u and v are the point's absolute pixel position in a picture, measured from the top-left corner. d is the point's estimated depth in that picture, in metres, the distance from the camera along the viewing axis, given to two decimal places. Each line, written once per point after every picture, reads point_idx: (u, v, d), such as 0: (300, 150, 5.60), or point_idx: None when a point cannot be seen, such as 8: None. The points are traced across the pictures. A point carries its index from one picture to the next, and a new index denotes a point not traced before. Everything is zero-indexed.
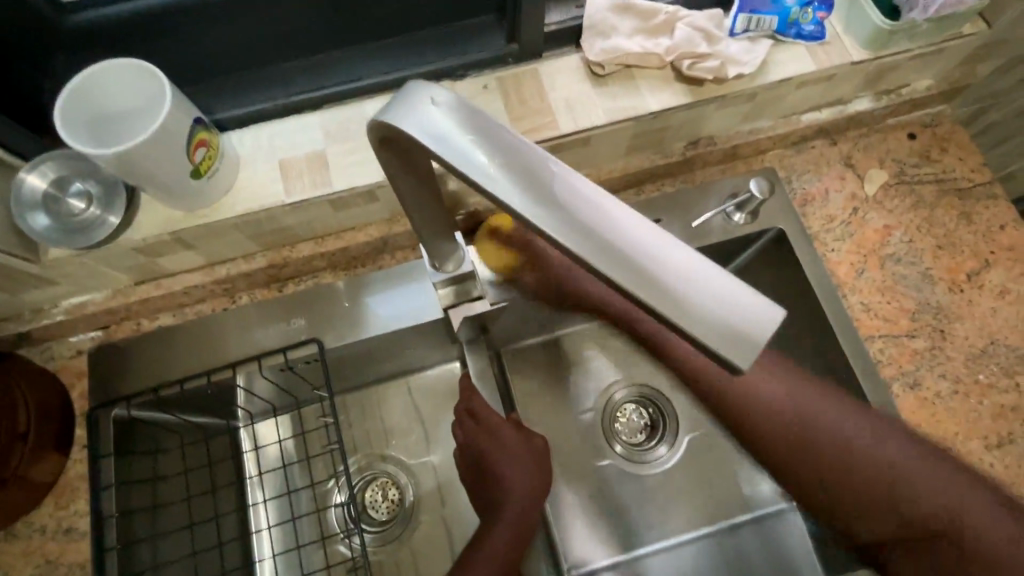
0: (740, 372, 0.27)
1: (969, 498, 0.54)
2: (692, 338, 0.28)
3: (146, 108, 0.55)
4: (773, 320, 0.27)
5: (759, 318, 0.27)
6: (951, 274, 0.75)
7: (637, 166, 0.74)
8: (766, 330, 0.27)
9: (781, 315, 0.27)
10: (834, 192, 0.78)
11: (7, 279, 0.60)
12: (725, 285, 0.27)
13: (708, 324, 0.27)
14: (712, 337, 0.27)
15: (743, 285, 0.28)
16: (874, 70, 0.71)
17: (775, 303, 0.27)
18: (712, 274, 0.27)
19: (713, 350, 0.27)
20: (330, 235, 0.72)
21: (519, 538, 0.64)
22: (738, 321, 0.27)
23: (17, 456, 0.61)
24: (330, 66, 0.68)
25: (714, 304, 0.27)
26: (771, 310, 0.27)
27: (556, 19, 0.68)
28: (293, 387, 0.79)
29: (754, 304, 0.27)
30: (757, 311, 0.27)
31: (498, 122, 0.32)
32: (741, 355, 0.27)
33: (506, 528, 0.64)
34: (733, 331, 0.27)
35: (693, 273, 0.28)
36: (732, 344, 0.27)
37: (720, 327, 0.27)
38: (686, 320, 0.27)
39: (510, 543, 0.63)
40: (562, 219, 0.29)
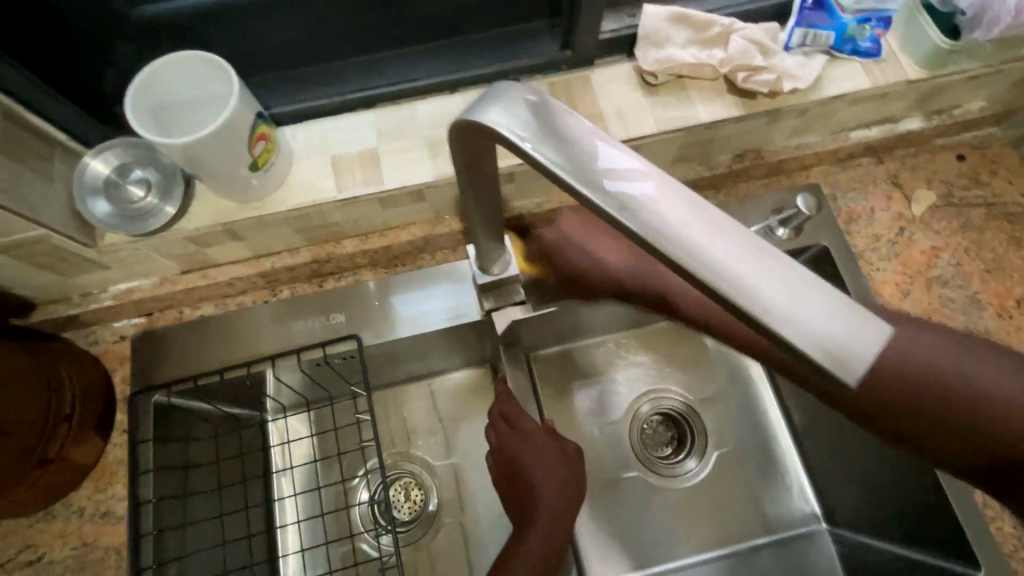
0: (841, 387, 0.27)
1: None
2: (792, 350, 0.27)
3: (213, 99, 0.56)
4: (878, 336, 0.27)
5: (863, 334, 0.27)
6: (1000, 299, 0.73)
7: (682, 176, 0.74)
8: (869, 348, 0.26)
9: (885, 331, 0.27)
10: (879, 211, 0.77)
11: (62, 262, 0.61)
12: (825, 296, 0.27)
13: (810, 336, 0.26)
14: (817, 350, 0.26)
15: (845, 299, 0.27)
16: (929, 89, 0.70)
17: (879, 319, 0.27)
18: (814, 284, 0.27)
19: (816, 363, 0.27)
20: (374, 233, 0.73)
21: (554, 547, 0.63)
22: (842, 334, 0.26)
23: (62, 438, 0.62)
24: (384, 66, 0.69)
25: (817, 316, 0.27)
26: (876, 327, 0.27)
27: (610, 26, 0.68)
28: (325, 382, 0.79)
29: (858, 319, 0.27)
30: (860, 325, 0.27)
31: (587, 126, 0.32)
32: (845, 370, 0.26)
33: (541, 535, 0.63)
34: (837, 345, 0.26)
35: (794, 283, 0.27)
36: (836, 358, 0.26)
37: (825, 339, 0.26)
38: (790, 332, 0.27)
39: (546, 551, 0.63)
40: (658, 222, 0.29)
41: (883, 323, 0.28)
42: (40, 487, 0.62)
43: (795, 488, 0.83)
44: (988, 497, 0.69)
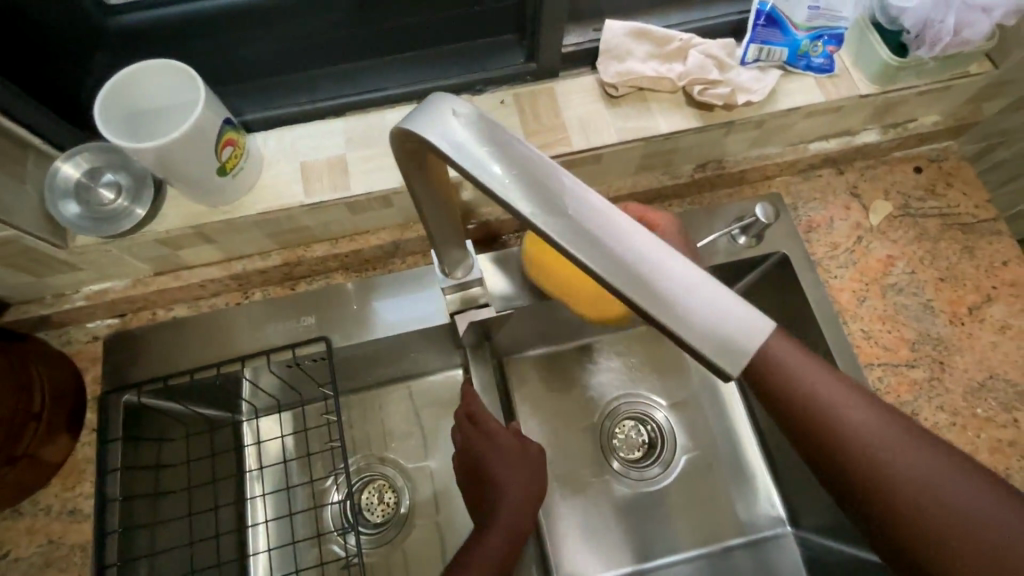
0: (732, 380, 0.29)
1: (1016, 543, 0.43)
2: (687, 346, 0.29)
3: (182, 106, 0.58)
4: (763, 332, 0.29)
5: (752, 330, 0.29)
6: (952, 307, 0.75)
7: (646, 185, 0.76)
8: (756, 344, 0.29)
9: (770, 328, 0.29)
10: (838, 220, 0.80)
11: (34, 262, 0.62)
12: (719, 297, 0.29)
13: (703, 334, 0.29)
14: (707, 345, 0.28)
15: (738, 299, 0.29)
16: (882, 104, 0.73)
17: (766, 318, 0.29)
18: (708, 286, 0.29)
19: (709, 359, 0.29)
20: (346, 237, 0.74)
21: (512, 545, 0.64)
22: (732, 332, 0.29)
23: (30, 436, 0.63)
24: (355, 75, 0.71)
25: (710, 316, 0.29)
26: (762, 325, 0.29)
27: (574, 41, 0.70)
28: (298, 384, 0.80)
29: (748, 318, 0.29)
30: (749, 323, 0.29)
31: (512, 136, 0.34)
32: (733, 365, 0.29)
33: (500, 533, 0.64)
34: (727, 343, 0.29)
35: (691, 284, 0.29)
36: (725, 354, 0.29)
37: (715, 336, 0.29)
38: (684, 328, 0.29)
39: (504, 549, 0.64)
40: (571, 228, 0.31)
41: (774, 321, 0.30)
42: (8, 484, 0.63)
43: (761, 492, 0.85)
44: None
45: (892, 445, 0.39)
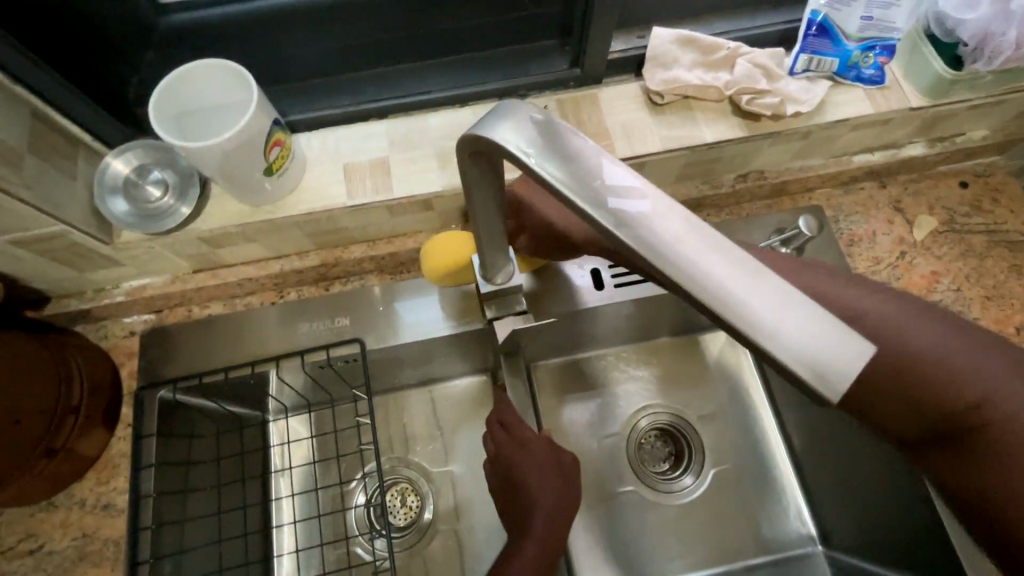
0: (823, 403, 0.28)
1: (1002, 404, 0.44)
2: (776, 365, 0.28)
3: (233, 106, 0.58)
4: (862, 354, 0.27)
5: (848, 353, 0.27)
6: (999, 326, 0.73)
7: (685, 195, 0.75)
8: (854, 367, 0.27)
9: (869, 351, 0.28)
10: (881, 234, 0.78)
11: (78, 257, 0.63)
12: (811, 317, 0.28)
13: (796, 353, 0.27)
14: (801, 366, 0.27)
15: (831, 318, 0.28)
16: (932, 117, 0.71)
17: (864, 339, 0.28)
18: (800, 305, 0.28)
19: (801, 379, 0.28)
20: (382, 239, 0.74)
21: (546, 556, 0.63)
22: (828, 352, 0.27)
23: (69, 429, 0.64)
24: (397, 78, 0.71)
25: (802, 334, 0.28)
26: (861, 346, 0.28)
27: (619, 47, 0.70)
28: (328, 385, 0.80)
29: (843, 338, 0.28)
30: (846, 345, 0.28)
31: (588, 145, 0.34)
32: (829, 387, 0.27)
33: (534, 544, 0.64)
34: (823, 364, 0.27)
35: (781, 302, 0.28)
36: (821, 376, 0.27)
37: (810, 358, 0.27)
38: (775, 348, 0.28)
39: (539, 560, 0.63)
40: (652, 238, 0.30)
41: (870, 344, 0.28)
42: (45, 477, 0.63)
43: (792, 509, 0.83)
44: None
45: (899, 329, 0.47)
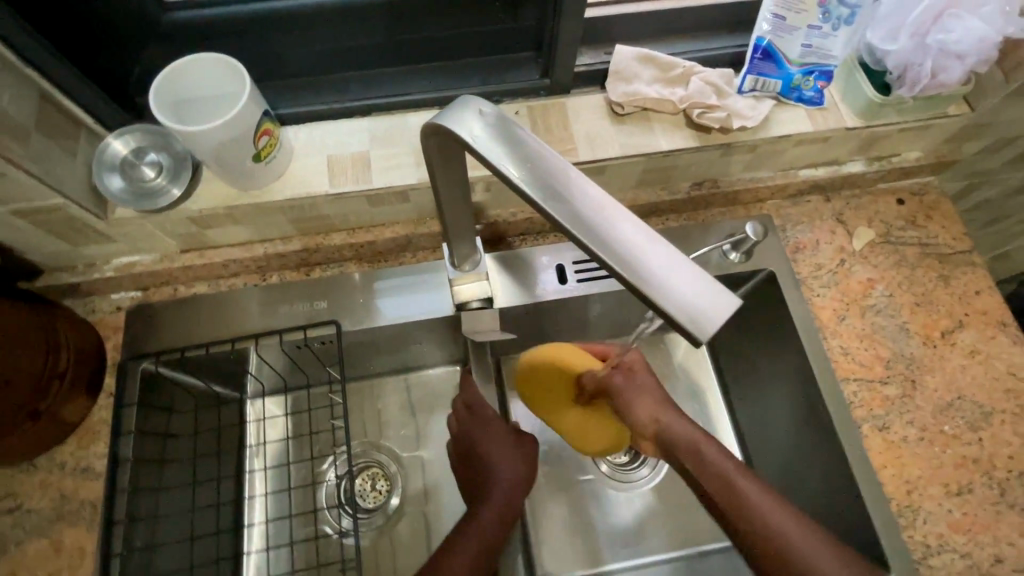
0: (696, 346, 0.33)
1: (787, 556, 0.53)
2: (661, 314, 0.34)
3: (225, 99, 0.63)
4: (729, 305, 0.34)
5: (718, 303, 0.34)
6: (926, 330, 0.80)
7: (645, 199, 0.81)
8: (722, 316, 0.33)
9: (737, 304, 0.34)
10: (824, 243, 0.85)
11: (73, 230, 0.67)
12: (692, 275, 0.34)
13: (677, 303, 0.34)
14: (678, 314, 0.33)
15: (708, 277, 0.34)
16: (867, 137, 0.78)
17: (733, 293, 0.34)
18: (682, 265, 0.35)
19: (680, 326, 0.33)
20: (361, 229, 0.79)
21: (504, 523, 0.68)
22: (700, 303, 0.34)
23: (54, 393, 0.67)
24: (382, 80, 0.76)
25: (683, 289, 0.34)
26: (730, 299, 0.34)
27: (587, 61, 0.76)
28: (307, 367, 0.84)
29: (716, 292, 0.34)
30: (717, 297, 0.34)
31: (528, 134, 0.40)
32: (701, 331, 0.33)
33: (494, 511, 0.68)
34: (697, 312, 0.33)
35: (668, 262, 0.35)
36: (695, 322, 0.33)
37: (687, 308, 0.33)
38: (659, 299, 0.34)
39: (498, 524, 0.67)
40: (571, 212, 0.37)
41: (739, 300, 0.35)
42: (30, 437, 0.66)
43: None
44: (907, 506, 0.71)
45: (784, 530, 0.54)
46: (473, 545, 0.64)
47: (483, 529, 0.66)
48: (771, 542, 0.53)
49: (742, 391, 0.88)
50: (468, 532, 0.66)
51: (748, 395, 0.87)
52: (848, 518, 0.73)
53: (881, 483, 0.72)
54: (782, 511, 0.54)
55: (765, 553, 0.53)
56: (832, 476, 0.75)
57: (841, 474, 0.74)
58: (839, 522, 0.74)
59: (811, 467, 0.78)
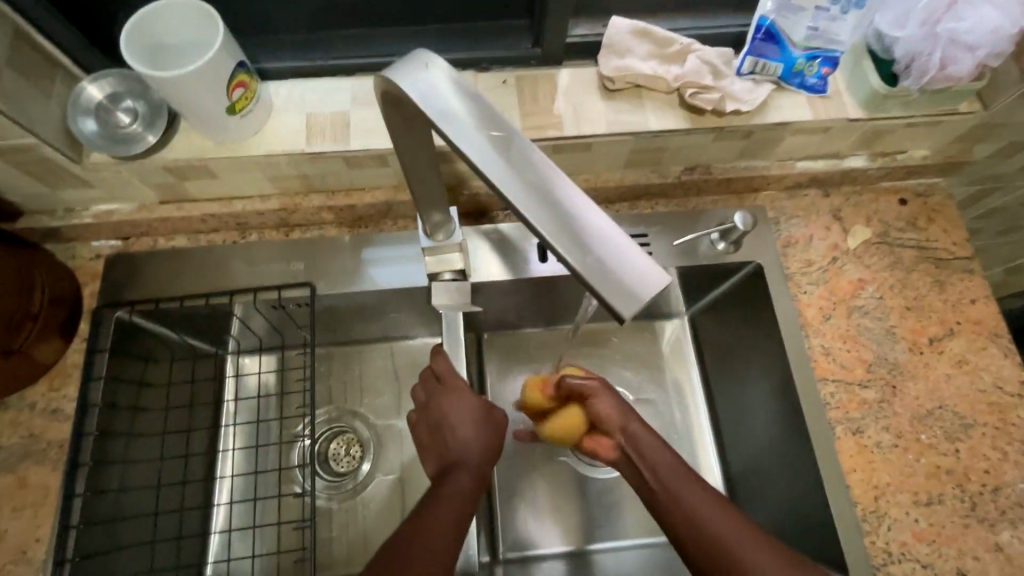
0: (620, 321, 0.34)
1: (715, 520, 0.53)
2: (588, 286, 0.34)
3: (201, 47, 0.62)
4: (658, 282, 0.34)
5: (646, 280, 0.34)
6: (914, 335, 0.78)
7: (634, 180, 0.79)
8: (649, 293, 0.33)
9: (666, 281, 0.34)
10: (817, 239, 0.82)
11: (49, 172, 0.67)
12: (624, 250, 0.34)
13: (604, 277, 0.34)
14: (605, 288, 0.34)
15: (641, 252, 0.34)
16: (869, 130, 0.75)
17: (663, 270, 0.34)
18: (615, 238, 0.35)
19: (606, 301, 0.34)
20: (341, 192, 0.78)
21: (478, 489, 0.68)
22: (629, 278, 0.34)
23: (26, 333, 0.68)
24: (369, 40, 0.75)
25: (612, 263, 0.34)
26: (660, 277, 0.34)
27: (581, 32, 0.74)
28: (285, 328, 0.84)
29: (647, 269, 0.34)
30: (646, 274, 0.34)
31: (480, 96, 0.40)
32: (626, 308, 0.33)
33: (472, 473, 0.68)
34: (624, 287, 0.33)
35: (602, 235, 0.35)
36: (621, 298, 0.33)
37: (614, 283, 0.34)
38: (588, 272, 0.34)
39: (472, 492, 0.67)
40: (513, 180, 0.37)
41: (671, 277, 0.34)
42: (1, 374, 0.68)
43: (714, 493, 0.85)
44: (872, 512, 0.69)
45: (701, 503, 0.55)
46: (450, 507, 0.64)
47: (459, 491, 0.66)
48: (702, 537, 0.53)
49: (720, 385, 0.86)
50: (446, 494, 0.66)
51: (726, 390, 0.85)
52: (812, 519, 0.72)
53: (847, 487, 0.70)
54: (720, 509, 0.54)
55: (694, 541, 0.53)
56: (799, 476, 0.74)
57: (809, 474, 0.72)
58: (802, 522, 0.73)
59: (781, 465, 0.77)
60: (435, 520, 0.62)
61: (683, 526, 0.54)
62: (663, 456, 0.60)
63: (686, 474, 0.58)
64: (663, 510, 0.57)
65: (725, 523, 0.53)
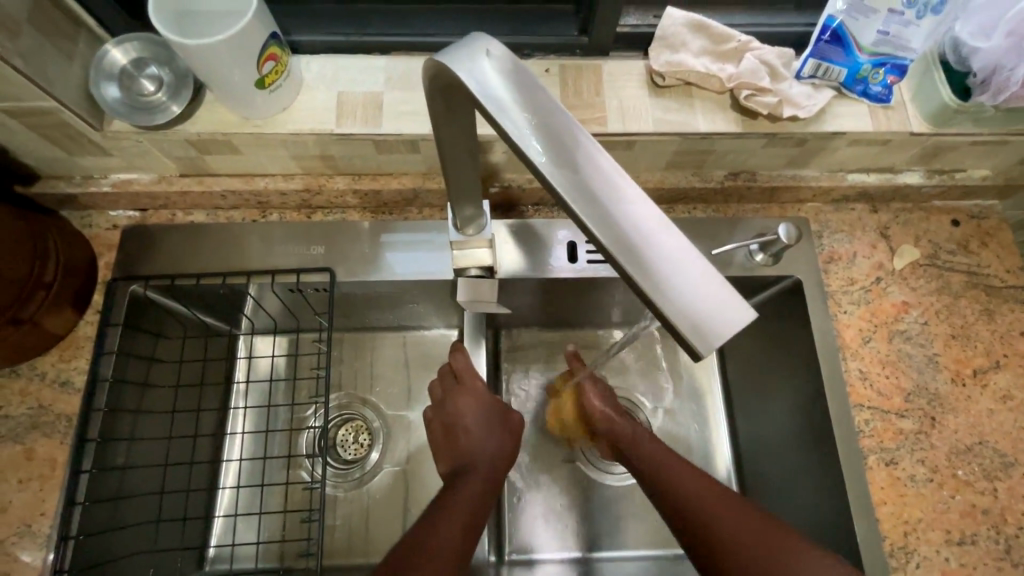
0: (695, 355, 0.31)
1: (692, 489, 0.58)
2: (659, 314, 0.31)
3: (233, 15, 0.59)
4: (739, 317, 0.31)
5: (724, 314, 0.31)
6: (957, 366, 0.74)
7: (674, 183, 0.75)
8: (729, 328, 0.31)
9: (748, 316, 0.31)
10: (861, 257, 0.78)
11: (68, 137, 0.64)
12: (703, 277, 0.31)
13: (677, 303, 0.31)
14: (680, 318, 0.31)
15: (721, 280, 0.31)
16: (931, 146, 0.71)
17: (746, 304, 0.31)
18: (693, 262, 0.32)
19: (681, 332, 0.31)
20: (368, 175, 0.75)
21: (490, 495, 0.65)
22: (707, 311, 0.31)
23: (38, 303, 0.66)
24: (407, 16, 0.71)
25: (689, 291, 0.31)
26: (742, 309, 0.31)
27: (632, 22, 0.69)
28: (299, 311, 0.82)
29: (727, 300, 0.31)
30: (725, 306, 0.31)
31: (543, 89, 0.36)
32: (703, 342, 0.30)
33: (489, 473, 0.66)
34: (701, 321, 0.31)
35: (677, 257, 0.32)
36: (696, 329, 0.31)
37: (690, 314, 0.31)
38: (661, 298, 0.31)
39: (483, 499, 0.63)
40: (577, 188, 0.33)
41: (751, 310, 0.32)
42: (12, 343, 0.66)
43: None
44: (900, 547, 0.66)
45: (682, 475, 0.60)
46: (462, 512, 0.61)
47: (473, 498, 0.63)
48: (677, 500, 0.58)
49: (745, 402, 0.83)
50: (459, 496, 0.63)
51: (751, 407, 0.82)
52: (835, 550, 0.69)
53: (877, 520, 0.67)
54: (708, 491, 0.57)
55: (671, 502, 0.58)
56: (823, 502, 0.71)
57: (836, 503, 0.69)
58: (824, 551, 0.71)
59: (805, 490, 0.74)
60: (449, 522, 0.59)
61: (686, 512, 0.57)
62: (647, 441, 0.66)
63: (678, 461, 0.62)
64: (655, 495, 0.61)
65: (713, 501, 0.56)
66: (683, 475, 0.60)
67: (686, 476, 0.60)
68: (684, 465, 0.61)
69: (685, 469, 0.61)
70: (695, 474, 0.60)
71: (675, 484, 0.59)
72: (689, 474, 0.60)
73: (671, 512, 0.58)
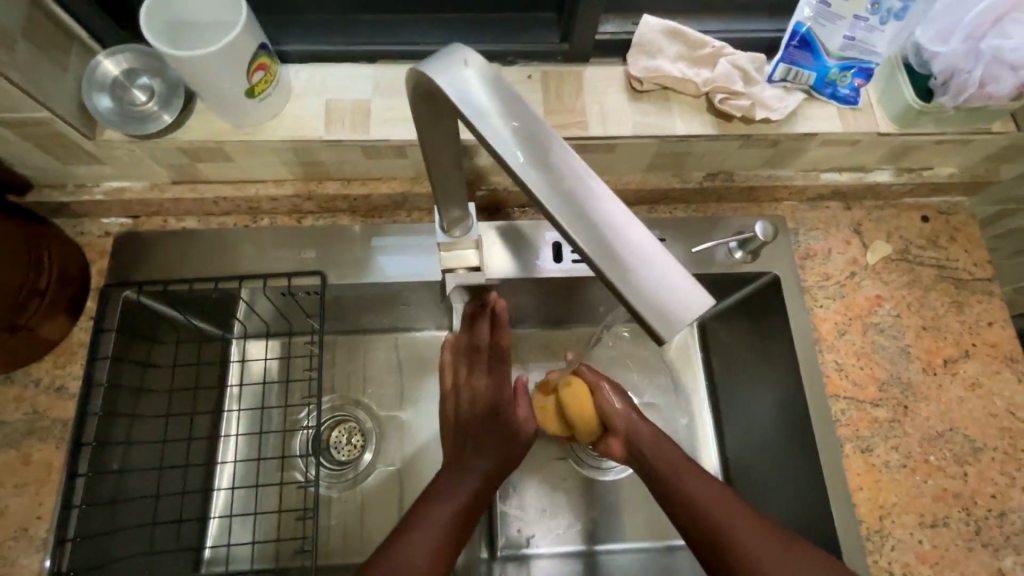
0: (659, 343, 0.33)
1: (706, 498, 0.58)
2: (626, 304, 0.34)
3: (223, 26, 0.60)
4: (699, 306, 0.33)
5: (685, 303, 0.33)
6: (929, 356, 0.77)
7: (654, 184, 0.77)
8: (689, 316, 0.33)
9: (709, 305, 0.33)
10: (836, 252, 0.81)
11: (62, 147, 0.66)
12: (667, 269, 0.34)
13: (644, 295, 0.33)
14: (645, 308, 0.33)
15: (683, 273, 0.34)
16: (898, 145, 0.74)
17: (706, 294, 0.33)
18: (657, 256, 0.34)
19: (647, 321, 0.33)
20: (357, 180, 0.77)
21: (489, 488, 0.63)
22: (670, 301, 0.33)
23: (33, 310, 0.67)
24: (393, 26, 0.73)
25: (654, 283, 0.33)
26: (703, 299, 0.33)
27: (610, 29, 0.72)
28: (291, 314, 0.83)
29: (690, 291, 0.33)
30: (687, 296, 0.33)
31: (520, 95, 0.38)
32: (666, 330, 0.33)
33: (485, 461, 0.63)
34: (665, 310, 0.33)
35: (643, 252, 0.34)
36: (661, 319, 0.33)
37: (654, 304, 0.33)
38: (627, 290, 0.33)
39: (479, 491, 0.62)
40: (550, 188, 0.36)
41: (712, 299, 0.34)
42: (7, 350, 0.67)
43: None
44: (876, 530, 0.69)
45: (694, 484, 0.60)
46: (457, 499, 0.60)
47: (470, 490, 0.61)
48: (692, 511, 0.58)
49: (729, 395, 0.85)
50: (453, 485, 0.61)
51: (734, 400, 0.85)
52: (815, 535, 0.72)
53: (854, 505, 0.70)
54: (721, 501, 0.58)
55: (686, 512, 0.59)
56: (803, 490, 0.74)
57: (815, 489, 0.72)
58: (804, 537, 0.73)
59: (786, 479, 0.76)
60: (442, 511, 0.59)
61: (700, 522, 0.57)
62: (660, 445, 0.65)
63: (689, 467, 0.62)
64: (670, 503, 0.61)
65: (726, 511, 0.56)
66: (695, 483, 0.60)
67: (698, 484, 0.60)
68: (695, 472, 0.61)
69: (696, 477, 0.61)
70: (705, 481, 0.60)
71: (689, 494, 0.59)
72: (702, 481, 0.60)
73: (686, 521, 0.59)
